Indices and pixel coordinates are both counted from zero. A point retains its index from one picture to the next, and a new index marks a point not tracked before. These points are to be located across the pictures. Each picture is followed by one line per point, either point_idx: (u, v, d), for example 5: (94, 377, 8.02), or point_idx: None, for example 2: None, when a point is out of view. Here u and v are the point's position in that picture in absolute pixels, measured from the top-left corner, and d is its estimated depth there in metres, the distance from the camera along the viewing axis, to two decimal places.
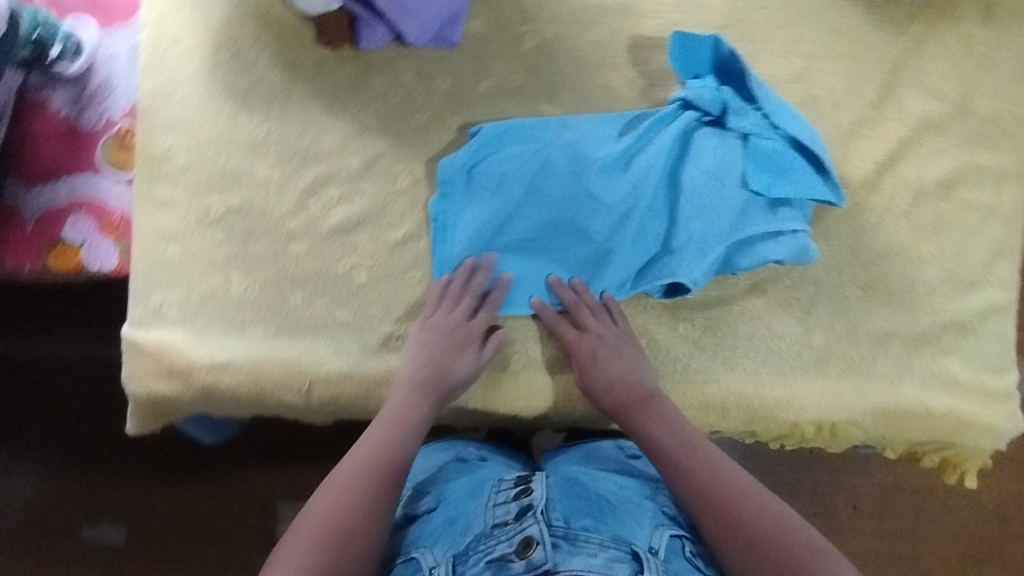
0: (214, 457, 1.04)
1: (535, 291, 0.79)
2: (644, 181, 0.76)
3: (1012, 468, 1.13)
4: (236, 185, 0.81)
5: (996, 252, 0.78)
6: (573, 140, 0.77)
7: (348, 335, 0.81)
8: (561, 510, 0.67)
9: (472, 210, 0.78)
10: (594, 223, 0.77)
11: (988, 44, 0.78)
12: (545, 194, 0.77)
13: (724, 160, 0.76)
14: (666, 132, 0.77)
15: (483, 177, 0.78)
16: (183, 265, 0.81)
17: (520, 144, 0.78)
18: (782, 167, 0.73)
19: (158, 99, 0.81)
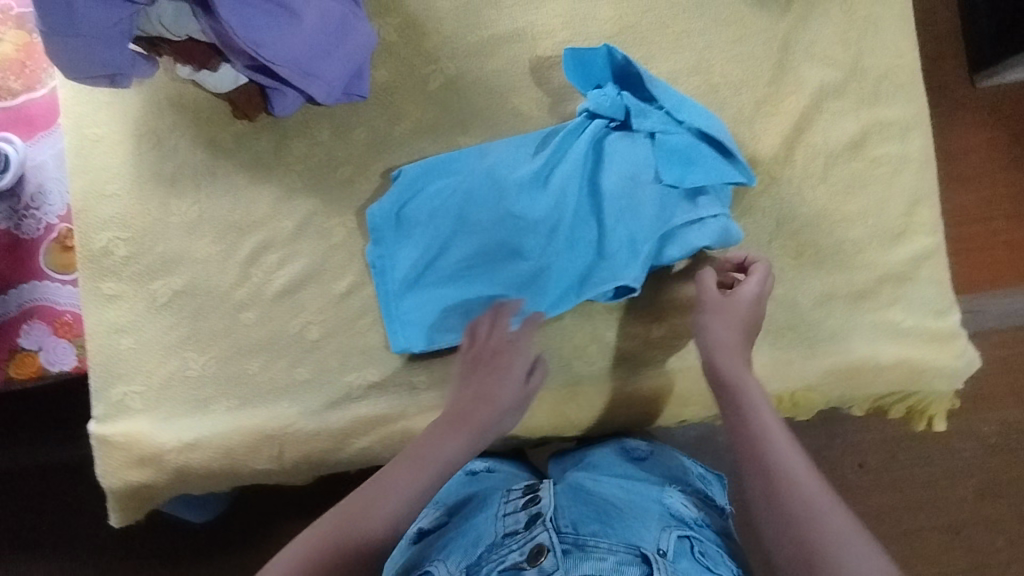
0: (215, 533, 1.05)
1: (483, 315, 0.81)
2: (565, 194, 0.80)
3: (988, 399, 1.15)
4: (177, 267, 0.82)
5: (913, 200, 0.81)
6: (490, 166, 0.80)
7: (310, 392, 0.82)
8: (570, 517, 0.69)
9: (407, 249, 0.81)
10: (525, 241, 0.80)
11: (868, 5, 0.81)
12: (474, 223, 0.80)
13: (636, 161, 0.79)
14: (577, 143, 0.80)
15: (412, 217, 0.81)
16: (138, 354, 0.82)
17: (442, 179, 0.81)
18: (691, 158, 0.77)
19: (89, 198, 0.83)
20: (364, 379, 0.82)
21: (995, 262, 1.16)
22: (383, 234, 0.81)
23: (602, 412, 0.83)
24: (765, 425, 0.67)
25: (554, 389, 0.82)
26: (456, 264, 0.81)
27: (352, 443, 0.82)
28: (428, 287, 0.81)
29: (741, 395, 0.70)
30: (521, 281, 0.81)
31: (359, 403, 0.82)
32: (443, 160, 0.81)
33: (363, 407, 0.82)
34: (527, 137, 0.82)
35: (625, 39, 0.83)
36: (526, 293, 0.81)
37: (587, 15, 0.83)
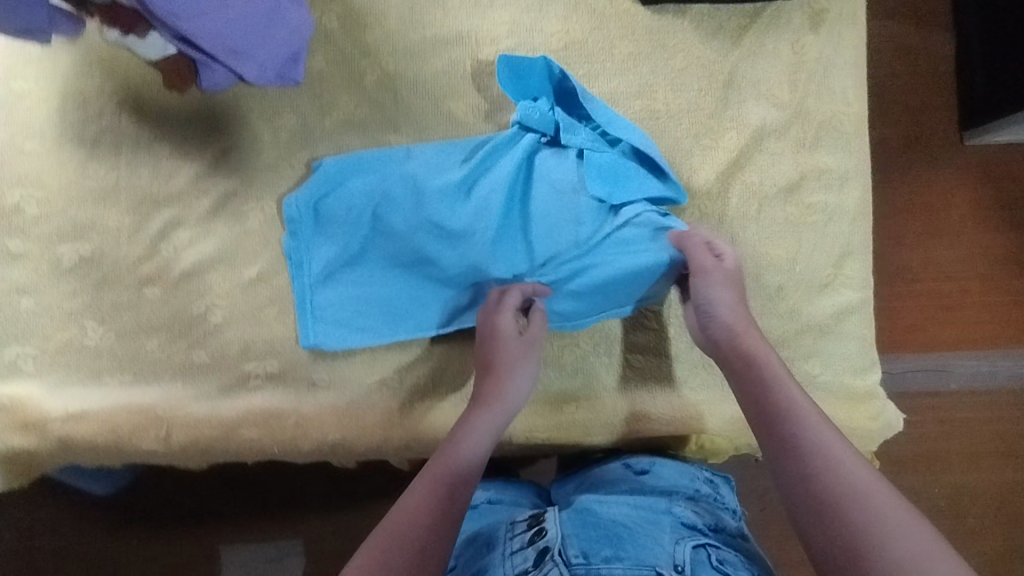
0: (147, 505, 1.08)
1: (401, 320, 0.79)
2: (492, 203, 0.76)
3: (923, 464, 1.12)
4: (88, 233, 0.81)
5: (844, 252, 0.79)
6: (416, 168, 0.78)
7: (206, 376, 0.80)
8: (578, 546, 0.64)
9: (325, 246, 0.78)
10: (447, 249, 0.77)
11: (819, 49, 0.79)
12: (394, 224, 0.77)
13: (567, 176, 0.77)
14: (507, 153, 0.78)
15: (332, 212, 0.78)
16: (37, 317, 0.80)
17: (365, 176, 0.79)
18: (623, 176, 0.75)
19: (6, 153, 0.81)
20: (263, 370, 0.80)
21: (946, 324, 1.14)
22: (300, 227, 0.78)
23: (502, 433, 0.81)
24: (803, 424, 0.58)
25: (456, 404, 0.80)
26: (375, 266, 0.79)
27: (240, 436, 0.79)
28: (344, 285, 0.79)
29: (772, 398, 0.61)
30: (441, 288, 0.78)
31: (254, 394, 0.80)
32: (368, 158, 0.79)
33: (257, 398, 0.80)
34: (456, 143, 0.79)
35: (569, 55, 0.81)
36: (445, 302, 0.79)
37: (533, 25, 0.81)
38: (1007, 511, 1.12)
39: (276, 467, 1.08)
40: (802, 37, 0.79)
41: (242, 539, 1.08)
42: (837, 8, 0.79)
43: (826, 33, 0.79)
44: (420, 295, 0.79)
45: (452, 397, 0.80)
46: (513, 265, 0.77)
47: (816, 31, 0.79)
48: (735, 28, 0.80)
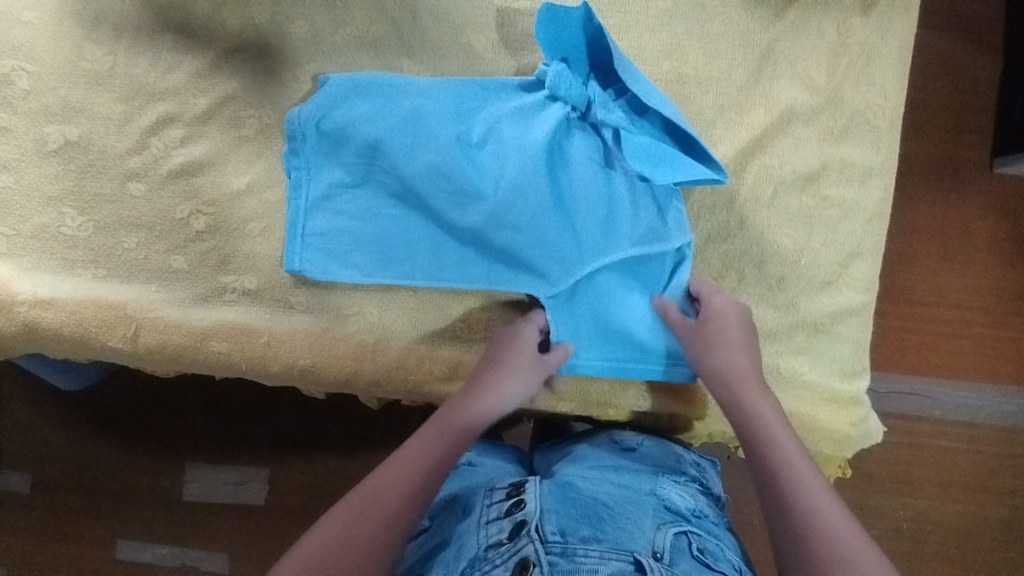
0: (118, 411, 1.08)
1: (390, 263, 0.75)
2: (508, 169, 0.72)
3: (895, 484, 1.10)
4: (77, 117, 0.77)
5: (853, 252, 0.76)
6: (437, 109, 0.73)
7: (181, 282, 0.77)
8: (557, 523, 0.62)
9: (327, 172, 0.75)
10: (452, 200, 0.72)
11: (864, 34, 0.75)
12: (402, 163, 0.72)
13: (591, 151, 0.74)
14: (534, 115, 0.74)
15: (339, 137, 0.74)
16: (16, 196, 0.78)
17: (380, 105, 0.73)
18: (658, 157, 0.69)
19: (3, 21, 0.77)
20: (240, 285, 0.77)
21: (942, 348, 1.11)
22: (301, 148, 0.74)
23: None
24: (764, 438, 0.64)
25: (432, 349, 0.77)
26: (376, 203, 0.75)
27: (207, 348, 0.77)
28: (338, 216, 0.75)
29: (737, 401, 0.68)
30: (440, 242, 0.75)
31: (227, 308, 0.77)
32: (387, 86, 0.74)
33: (229, 313, 0.77)
34: (482, 91, 0.75)
35: (602, 3, 0.76)
36: (439, 257, 0.75)
37: None
38: (970, 545, 1.10)
39: (251, 390, 1.08)
40: (848, 20, 0.75)
41: (206, 457, 1.07)
42: None
43: (874, 18, 0.75)
44: (415, 245, 0.75)
45: (429, 342, 0.77)
46: (518, 234, 0.72)
47: (865, 15, 0.75)
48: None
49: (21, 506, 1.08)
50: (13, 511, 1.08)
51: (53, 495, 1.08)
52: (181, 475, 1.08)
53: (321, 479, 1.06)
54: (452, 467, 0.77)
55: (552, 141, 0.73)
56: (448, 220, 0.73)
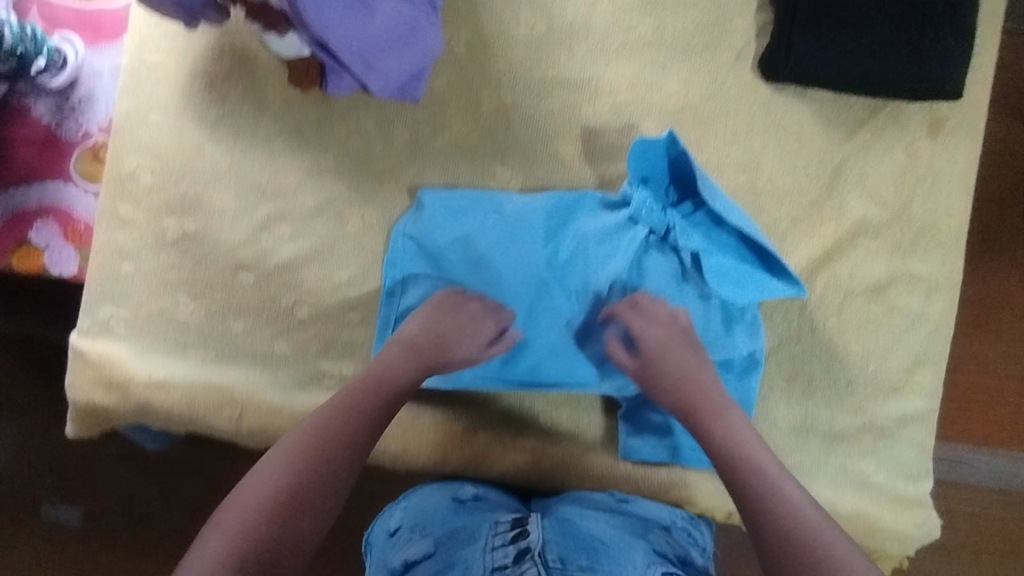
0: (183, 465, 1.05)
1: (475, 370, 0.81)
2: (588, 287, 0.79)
3: None
4: (194, 212, 0.84)
5: (918, 360, 0.80)
6: (527, 227, 0.79)
7: (285, 367, 0.84)
8: (558, 551, 0.68)
9: (418, 282, 0.81)
10: (537, 311, 0.80)
11: (932, 156, 0.80)
12: (492, 278, 0.80)
13: (669, 268, 0.79)
14: (619, 230, 0.79)
15: (433, 253, 0.80)
16: (136, 283, 0.84)
17: (473, 221, 0.80)
18: (741, 281, 0.74)
19: (129, 122, 0.84)
20: (338, 371, 0.83)
21: None
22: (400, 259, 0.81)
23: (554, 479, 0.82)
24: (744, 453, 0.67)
25: (515, 439, 0.82)
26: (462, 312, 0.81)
27: None
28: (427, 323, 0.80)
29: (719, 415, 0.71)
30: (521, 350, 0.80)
31: (324, 393, 0.83)
32: (479, 202, 0.81)
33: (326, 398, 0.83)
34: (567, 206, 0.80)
35: (684, 118, 0.82)
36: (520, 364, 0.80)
37: (653, 82, 0.82)
38: None
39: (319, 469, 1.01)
40: (916, 141, 0.80)
41: None
42: (958, 117, 0.79)
43: (941, 140, 0.80)
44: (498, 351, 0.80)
45: (513, 431, 0.83)
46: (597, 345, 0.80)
47: (933, 138, 0.80)
48: (853, 120, 0.81)
49: (72, 542, 1.06)
50: (63, 546, 1.06)
51: (108, 538, 1.06)
52: None
53: None
54: (458, 500, 0.77)
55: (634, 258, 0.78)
56: (532, 331, 0.80)
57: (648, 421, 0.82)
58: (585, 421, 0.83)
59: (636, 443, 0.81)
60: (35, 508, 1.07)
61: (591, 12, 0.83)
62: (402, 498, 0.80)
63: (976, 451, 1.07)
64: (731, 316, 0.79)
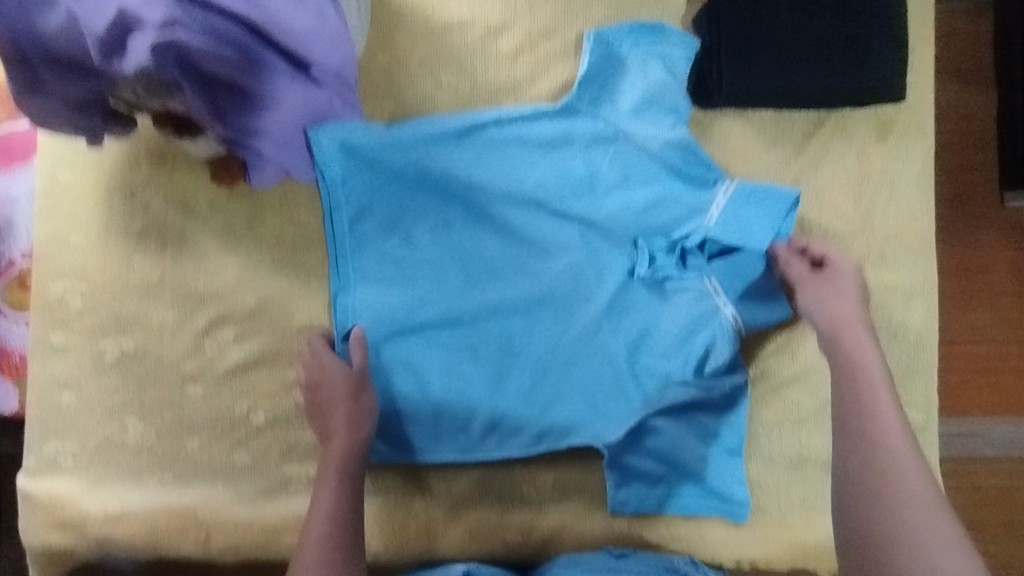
0: None
1: (441, 431, 0.78)
2: (549, 293, 0.79)
3: None
4: (130, 328, 0.79)
5: (907, 372, 0.76)
6: (472, 220, 0.79)
7: (247, 478, 0.79)
8: None
9: (371, 326, 0.78)
10: (509, 345, 0.79)
11: (885, 161, 0.77)
12: (453, 290, 0.79)
13: (657, 166, 0.78)
14: (564, 191, 0.79)
15: (390, 280, 0.79)
16: (79, 413, 0.79)
17: (422, 216, 0.79)
18: (710, 332, 0.76)
19: (52, 245, 0.80)
20: (304, 474, 0.79)
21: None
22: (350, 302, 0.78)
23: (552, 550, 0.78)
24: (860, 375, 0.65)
25: (502, 515, 0.78)
26: (431, 365, 0.79)
27: (278, 542, 0.78)
28: (392, 393, 0.78)
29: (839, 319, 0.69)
30: (490, 393, 0.78)
31: (293, 499, 0.79)
32: (423, 142, 0.78)
33: (297, 503, 0.78)
34: (496, 112, 0.78)
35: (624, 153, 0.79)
36: (495, 409, 0.78)
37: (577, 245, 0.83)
38: None
39: None
40: (867, 149, 0.77)
41: None
42: (905, 118, 0.77)
43: (891, 145, 0.77)
44: (469, 407, 0.78)
45: (499, 508, 0.78)
46: (569, 376, 0.79)
47: (883, 143, 0.77)
48: (799, 135, 0.78)
49: None
50: None
51: None
52: None
53: None
54: None
55: (584, 223, 0.79)
56: (502, 369, 0.79)
57: (633, 453, 0.77)
58: (574, 484, 0.78)
59: (625, 491, 0.76)
60: None
61: (512, 65, 0.80)
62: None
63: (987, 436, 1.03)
64: (743, 288, 0.75)
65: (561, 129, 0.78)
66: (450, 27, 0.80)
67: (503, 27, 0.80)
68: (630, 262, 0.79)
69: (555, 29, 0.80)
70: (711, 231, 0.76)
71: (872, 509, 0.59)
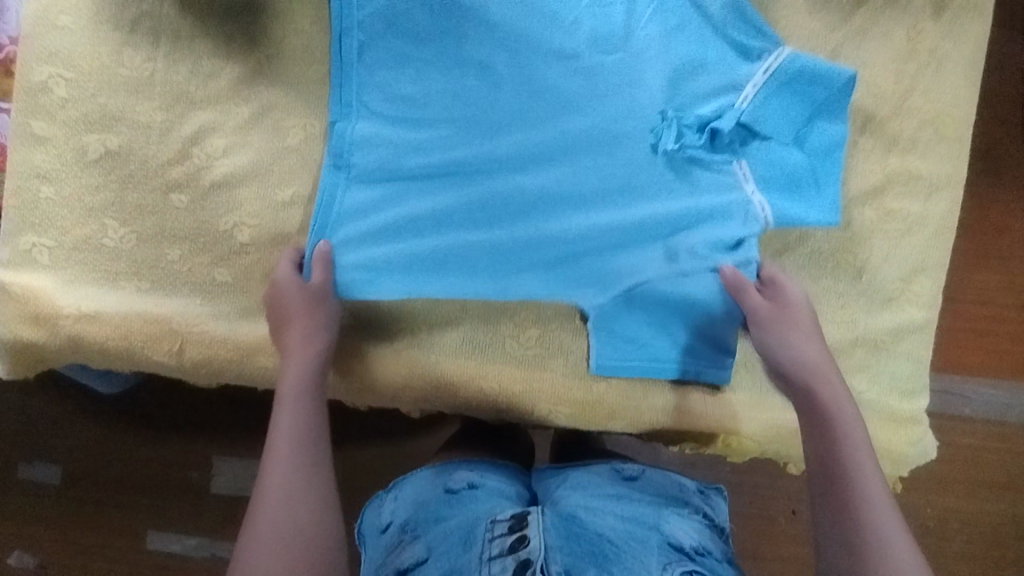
0: (169, 411, 1.08)
1: (424, 280, 0.73)
2: (561, 147, 0.72)
3: (961, 490, 1.04)
4: (117, 126, 0.75)
5: (917, 268, 0.73)
6: (490, 54, 0.72)
7: (226, 296, 0.77)
8: (561, 561, 0.63)
9: (370, 156, 0.73)
10: (509, 198, 0.73)
11: (934, 39, 0.71)
12: (458, 131, 0.72)
13: (700, 24, 0.71)
14: (597, 36, 0.71)
15: (393, 108, 0.73)
16: (57, 208, 0.76)
17: (438, 45, 0.72)
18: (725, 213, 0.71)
19: (39, 26, 0.75)
20: None
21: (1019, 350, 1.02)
22: (348, 125, 0.73)
23: (528, 405, 0.77)
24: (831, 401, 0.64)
25: (483, 364, 0.76)
26: (423, 210, 0.73)
27: (253, 362, 0.76)
28: (378, 233, 0.73)
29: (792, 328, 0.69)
30: (483, 249, 0.73)
31: None
32: None
33: None
34: None
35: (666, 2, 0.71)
36: (484, 267, 0.73)
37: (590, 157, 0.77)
38: None
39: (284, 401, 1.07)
40: (917, 25, 0.72)
41: (242, 454, 1.08)
42: None
43: (944, 22, 0.71)
44: (457, 258, 0.73)
45: (480, 356, 0.77)
46: (567, 241, 0.73)
47: (935, 19, 0.71)
48: (848, 1, 0.72)
49: (56, 497, 1.10)
50: (47, 501, 1.10)
51: (94, 490, 1.09)
52: (212, 467, 1.09)
53: (354, 477, 1.03)
54: (450, 490, 0.75)
55: (613, 73, 0.71)
56: (498, 223, 0.73)
57: (620, 325, 0.75)
58: (559, 342, 0.77)
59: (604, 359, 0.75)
60: (11, 471, 1.10)
61: None
62: (390, 488, 0.78)
63: (975, 371, 1.03)
64: (770, 176, 0.70)
65: None
66: None
67: None
68: (654, 132, 0.71)
69: None
70: (744, 112, 0.69)
71: (862, 546, 0.55)
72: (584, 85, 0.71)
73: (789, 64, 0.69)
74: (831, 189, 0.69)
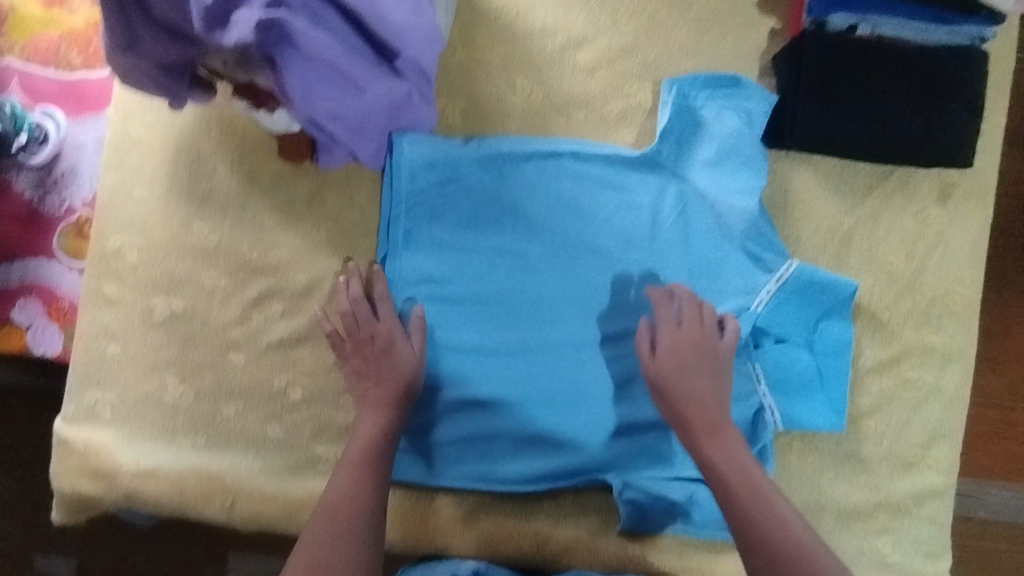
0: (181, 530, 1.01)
1: (464, 456, 0.79)
2: (589, 339, 0.78)
3: None
4: (182, 289, 0.81)
5: (934, 435, 0.77)
6: (526, 252, 0.79)
7: (276, 450, 0.80)
8: None
9: None
10: (542, 385, 0.78)
11: (942, 224, 0.78)
12: (496, 320, 0.79)
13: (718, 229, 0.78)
14: (624, 239, 0.79)
15: (436, 297, 0.79)
16: (122, 366, 0.80)
17: (480, 242, 0.80)
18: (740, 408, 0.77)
19: (114, 197, 0.81)
20: (333, 455, 0.80)
21: None
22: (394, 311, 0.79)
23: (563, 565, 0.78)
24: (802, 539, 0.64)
25: (520, 522, 0.79)
26: (463, 393, 0.78)
27: (300, 519, 0.79)
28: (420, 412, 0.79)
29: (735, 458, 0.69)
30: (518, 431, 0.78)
31: (318, 479, 0.80)
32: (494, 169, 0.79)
33: (321, 484, 0.80)
34: (571, 146, 0.79)
35: (690, 203, 0.79)
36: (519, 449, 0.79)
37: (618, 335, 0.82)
38: None
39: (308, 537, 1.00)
40: (925, 210, 0.78)
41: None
42: (966, 185, 0.78)
43: (950, 208, 0.78)
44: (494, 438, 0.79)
45: (516, 516, 0.79)
46: (594, 425, 0.78)
47: (941, 206, 0.78)
48: (860, 188, 0.79)
49: None
50: None
51: None
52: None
53: None
54: None
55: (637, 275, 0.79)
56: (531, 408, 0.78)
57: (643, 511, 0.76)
58: (592, 503, 0.80)
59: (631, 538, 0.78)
60: None
61: (589, 80, 0.81)
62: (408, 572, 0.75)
63: None
64: (781, 379, 0.77)
65: (634, 177, 0.79)
66: (531, 34, 0.81)
67: (583, 40, 0.81)
68: None
69: (634, 50, 0.81)
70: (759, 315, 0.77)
71: None
72: (611, 284, 0.79)
73: (799, 275, 0.76)
74: (838, 386, 0.76)
